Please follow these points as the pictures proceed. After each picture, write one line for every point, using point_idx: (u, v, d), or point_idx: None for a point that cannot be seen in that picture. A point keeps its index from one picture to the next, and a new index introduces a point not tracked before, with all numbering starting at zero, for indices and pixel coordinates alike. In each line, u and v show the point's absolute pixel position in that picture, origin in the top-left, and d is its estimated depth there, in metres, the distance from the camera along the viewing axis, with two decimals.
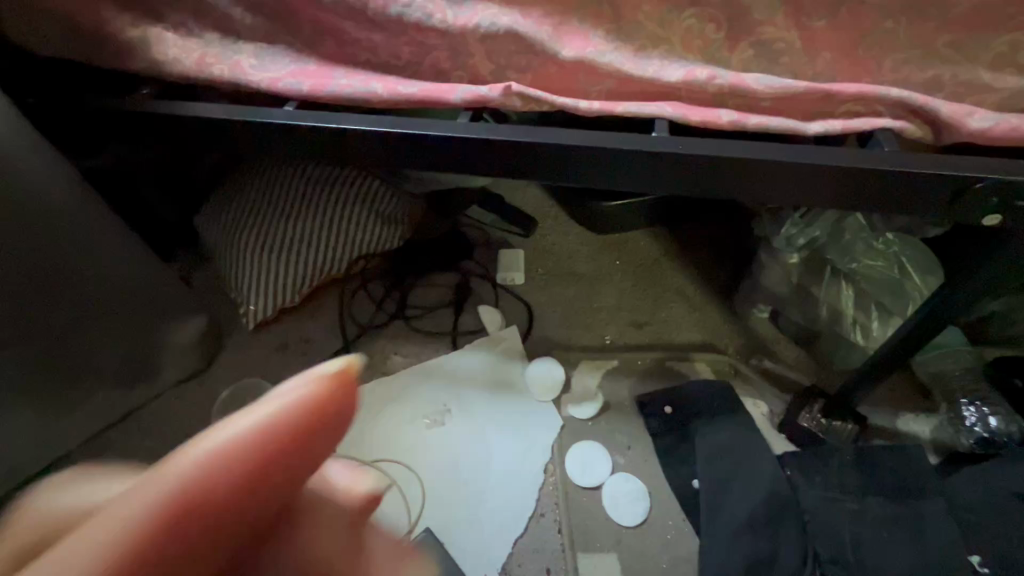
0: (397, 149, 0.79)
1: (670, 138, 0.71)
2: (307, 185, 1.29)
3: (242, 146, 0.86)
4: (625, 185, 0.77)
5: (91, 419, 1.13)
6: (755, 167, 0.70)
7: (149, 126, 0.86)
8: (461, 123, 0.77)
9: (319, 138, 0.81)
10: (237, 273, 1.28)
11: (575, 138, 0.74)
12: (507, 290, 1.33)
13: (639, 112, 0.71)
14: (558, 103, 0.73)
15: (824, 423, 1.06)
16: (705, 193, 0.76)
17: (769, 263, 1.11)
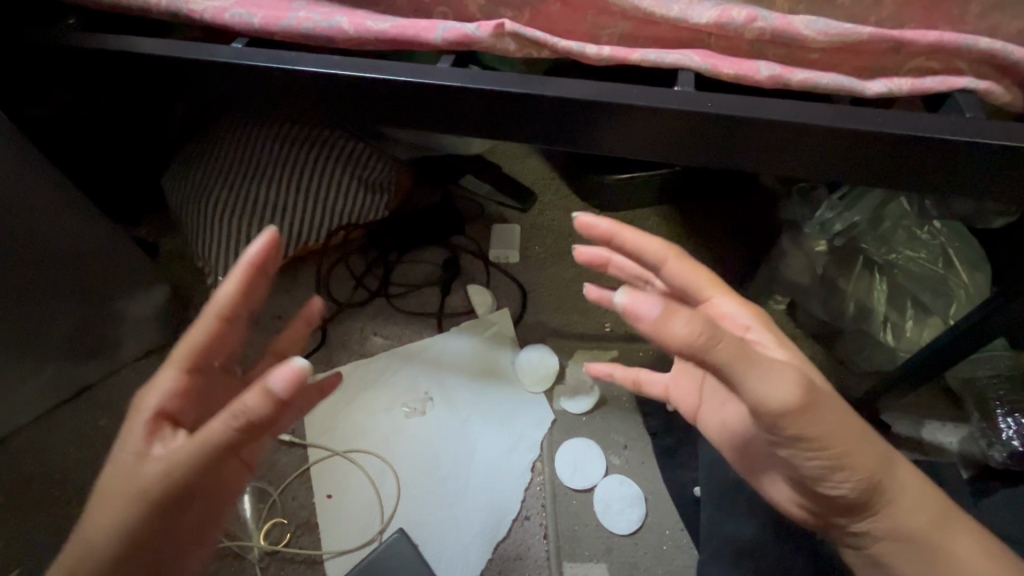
0: (368, 99, 0.67)
1: (697, 95, 0.58)
2: (280, 144, 1.17)
3: (185, 94, 0.74)
4: (639, 152, 0.64)
5: (39, 395, 1.04)
6: (798, 135, 0.58)
7: (76, 65, 0.73)
8: (443, 68, 0.63)
9: (274, 86, 0.68)
10: (204, 239, 1.16)
11: (581, 91, 0.61)
12: (500, 269, 1.22)
13: (660, 61, 0.57)
14: (559, 46, 0.59)
15: None
16: (733, 163, 0.63)
17: (791, 251, 1.00)
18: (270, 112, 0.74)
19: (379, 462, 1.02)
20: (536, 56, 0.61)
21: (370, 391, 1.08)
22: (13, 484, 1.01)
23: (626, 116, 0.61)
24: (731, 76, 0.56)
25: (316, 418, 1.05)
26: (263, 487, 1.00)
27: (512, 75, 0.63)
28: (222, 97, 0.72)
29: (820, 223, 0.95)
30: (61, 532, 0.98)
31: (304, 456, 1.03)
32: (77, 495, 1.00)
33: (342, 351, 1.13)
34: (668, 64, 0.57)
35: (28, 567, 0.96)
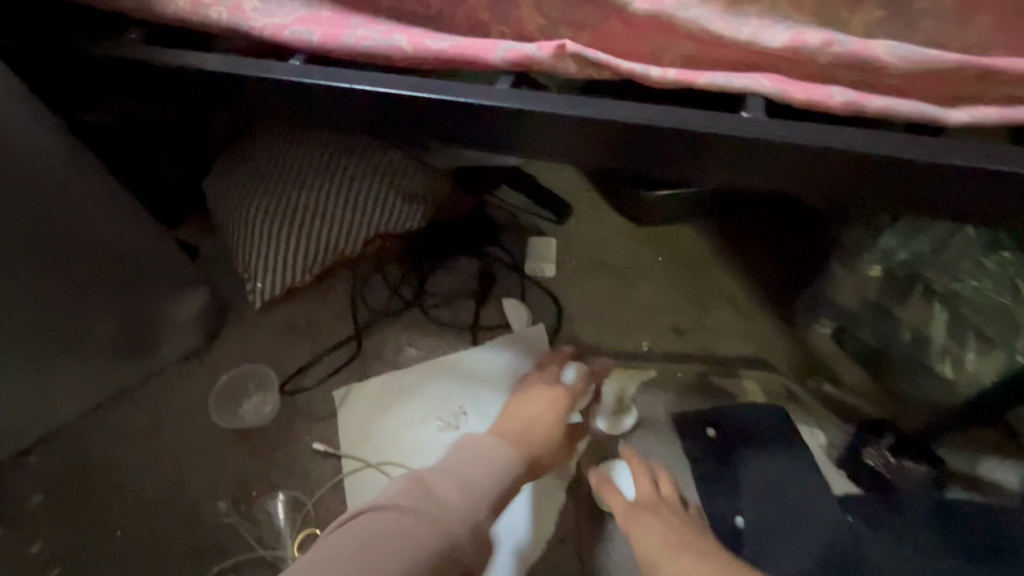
0: (424, 117, 0.66)
1: (768, 121, 0.57)
2: (319, 153, 1.17)
3: (238, 107, 0.74)
4: (700, 179, 0.63)
5: (82, 396, 1.06)
6: (868, 168, 0.57)
7: (134, 76, 0.74)
8: (501, 88, 0.64)
9: (329, 102, 0.69)
10: (244, 247, 1.17)
11: (645, 115, 0.60)
12: (535, 283, 1.20)
13: (727, 85, 0.55)
14: (623, 68, 0.58)
15: (892, 461, 0.94)
16: (799, 191, 0.61)
17: (842, 275, 0.95)
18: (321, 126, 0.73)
19: (413, 476, 1.02)
20: (596, 77, 0.59)
21: (403, 402, 1.08)
22: (55, 482, 1.03)
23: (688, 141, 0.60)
24: (801, 102, 0.54)
25: (351, 429, 1.06)
26: (298, 496, 1.01)
27: (571, 98, 0.62)
28: (276, 111, 0.72)
29: (882, 250, 0.89)
30: (100, 532, 0.99)
31: (338, 466, 1.03)
32: (115, 497, 1.02)
33: (376, 361, 1.13)
34: (735, 89, 0.55)
35: (67, 566, 0.97)
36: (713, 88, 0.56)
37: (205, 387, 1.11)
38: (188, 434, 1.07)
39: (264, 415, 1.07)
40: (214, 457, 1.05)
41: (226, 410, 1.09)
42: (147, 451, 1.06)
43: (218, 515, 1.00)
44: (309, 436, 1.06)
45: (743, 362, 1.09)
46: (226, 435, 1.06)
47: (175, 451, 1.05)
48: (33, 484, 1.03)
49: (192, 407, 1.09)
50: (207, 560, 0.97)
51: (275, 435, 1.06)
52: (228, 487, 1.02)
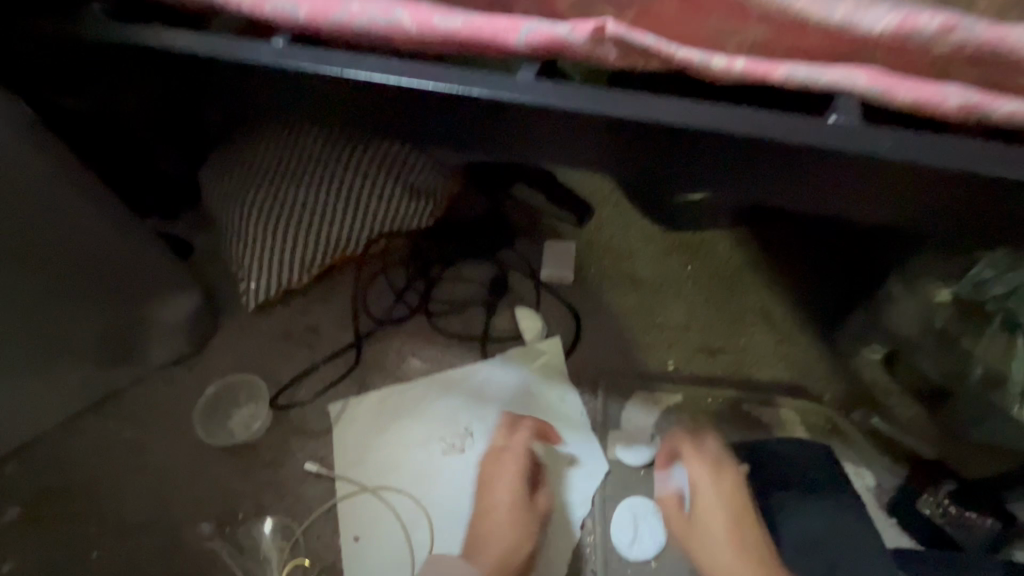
0: (433, 113, 0.57)
1: (862, 126, 0.49)
2: (318, 145, 1.07)
3: (213, 94, 0.64)
4: (740, 187, 0.56)
5: (62, 401, 0.99)
6: (936, 180, 0.50)
7: (98, 56, 0.64)
8: (524, 80, 0.53)
9: (316, 92, 0.58)
10: (238, 246, 1.08)
11: (706, 117, 0.51)
12: (552, 292, 1.10)
13: (810, 80, 0.49)
14: (677, 56, 0.49)
15: (953, 513, 0.82)
16: (850, 202, 0.54)
17: (901, 298, 0.84)
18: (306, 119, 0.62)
19: (413, 504, 0.93)
20: (640, 66, 0.51)
21: (405, 420, 0.99)
22: (32, 495, 0.97)
23: (738, 146, 0.52)
24: (905, 103, 0.48)
25: (348, 448, 0.98)
26: (288, 522, 0.93)
27: (600, 90, 0.53)
28: (256, 101, 0.62)
29: (975, 281, 0.73)
30: (78, 552, 0.93)
31: (332, 488, 0.95)
32: (95, 514, 0.95)
33: (377, 373, 1.04)
34: (821, 85, 0.49)
35: None
36: (795, 84, 0.49)
37: (194, 396, 1.03)
38: (174, 447, 0.99)
39: (255, 431, 0.99)
40: (201, 475, 0.97)
41: (215, 423, 1.01)
42: (130, 465, 0.98)
43: (203, 539, 0.93)
44: (302, 454, 0.98)
45: (781, 389, 0.99)
46: (214, 449, 0.99)
47: (160, 466, 0.98)
48: (9, 497, 0.97)
49: (178, 418, 1.02)
50: None
51: (266, 452, 0.98)
52: (214, 506, 0.95)
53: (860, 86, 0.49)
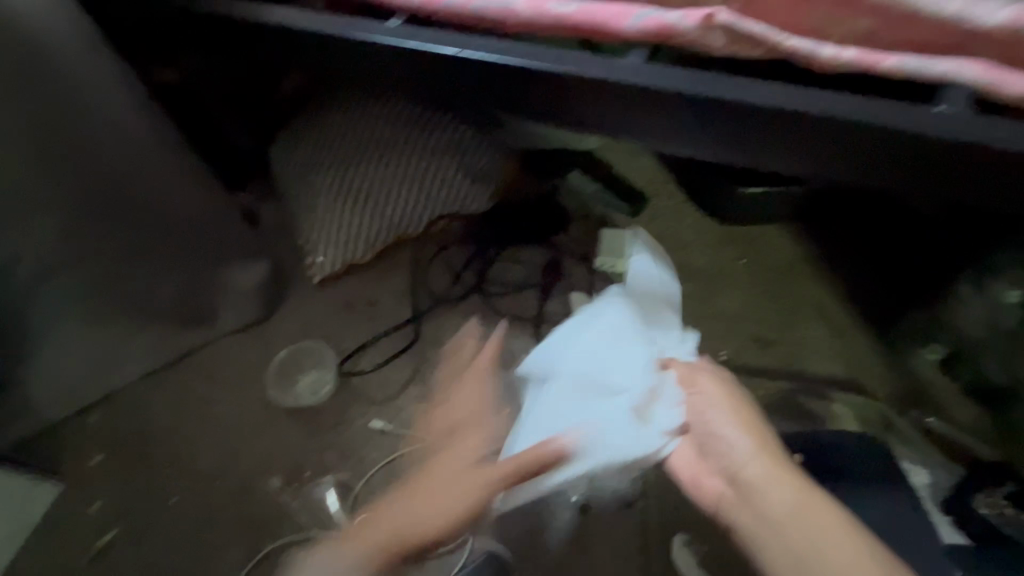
0: (546, 88, 0.66)
1: (963, 114, 0.55)
2: (390, 124, 1.12)
3: (327, 66, 0.76)
4: (807, 166, 0.63)
5: (144, 357, 1.06)
6: (1013, 166, 0.55)
7: (229, 30, 0.77)
8: (631, 62, 0.63)
9: (436, 68, 0.70)
10: (308, 219, 1.13)
11: (800, 99, 0.58)
12: (606, 279, 1.12)
13: (920, 70, 0.55)
14: (785, 45, 0.57)
15: (1010, 514, 0.79)
16: (919, 183, 0.60)
17: (969, 297, 0.85)
18: (424, 92, 0.74)
19: None
20: (744, 54, 0.59)
21: None
22: (115, 442, 1.04)
23: (811, 127, 0.59)
24: (1014, 96, 0.54)
25: (409, 416, 1.02)
26: (349, 481, 0.98)
27: (692, 72, 0.61)
28: (381, 74, 0.74)
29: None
30: (157, 497, 0.99)
31: (392, 448, 1.00)
32: (173, 463, 1.02)
33: (434, 348, 1.09)
34: (931, 75, 0.55)
35: (125, 528, 0.97)
36: (903, 73, 0.55)
37: (263, 359, 1.09)
38: (244, 405, 1.06)
39: (321, 395, 1.05)
40: (270, 433, 1.03)
41: (284, 386, 1.07)
42: (204, 420, 1.05)
43: (272, 492, 0.98)
44: (363, 418, 1.03)
45: (835, 384, 1.00)
46: (281, 410, 1.04)
47: (232, 423, 1.04)
48: (94, 442, 1.04)
49: (249, 379, 1.08)
50: (259, 538, 0.95)
51: (331, 415, 1.03)
52: (280, 462, 1.00)
53: (971, 77, 0.54)
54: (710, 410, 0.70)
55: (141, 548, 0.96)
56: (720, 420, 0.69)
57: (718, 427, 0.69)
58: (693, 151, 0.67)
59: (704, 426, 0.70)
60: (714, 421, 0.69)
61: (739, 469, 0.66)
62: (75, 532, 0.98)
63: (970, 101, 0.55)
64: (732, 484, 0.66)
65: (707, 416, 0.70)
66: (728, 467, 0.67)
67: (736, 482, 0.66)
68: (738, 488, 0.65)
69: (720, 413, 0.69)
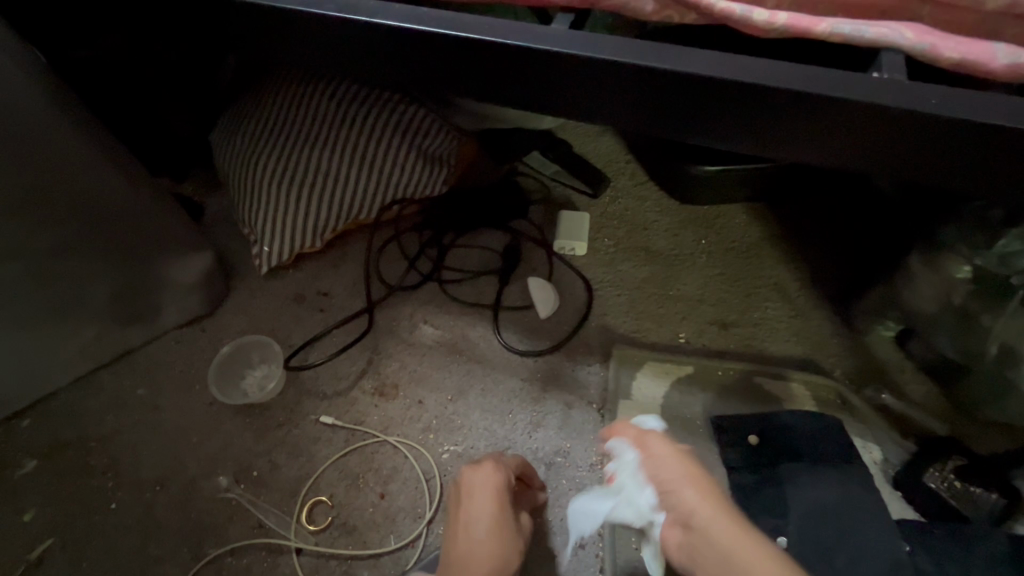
0: (474, 60, 0.63)
1: (900, 78, 0.53)
2: (334, 105, 1.07)
3: (256, 40, 0.71)
4: (750, 137, 0.61)
5: (79, 357, 1.00)
6: (957, 134, 0.53)
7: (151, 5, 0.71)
8: (561, 29, 0.60)
9: (359, 38, 0.66)
10: (252, 207, 1.07)
11: (736, 68, 0.56)
12: (565, 262, 1.09)
13: (855, 35, 0.53)
14: (717, 8, 0.54)
15: (958, 487, 0.83)
16: (864, 152, 0.58)
17: (922, 274, 0.85)
18: (358, 68, 0.70)
19: (421, 468, 0.94)
20: (676, 20, 0.57)
21: (416, 386, 1.00)
22: (51, 448, 0.99)
23: (750, 97, 0.56)
24: (952, 61, 0.52)
25: (362, 410, 0.99)
26: (300, 478, 0.95)
27: (628, 41, 0.58)
28: (312, 47, 0.69)
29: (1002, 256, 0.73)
30: (97, 504, 0.94)
31: (344, 442, 0.97)
32: (113, 468, 0.97)
33: (389, 337, 1.05)
34: (868, 39, 0.53)
35: (62, 538, 0.92)
36: (839, 38, 0.54)
37: (208, 356, 1.04)
38: (189, 404, 1.01)
39: (268, 390, 1.00)
40: (215, 432, 0.98)
41: (228, 383, 1.02)
42: (146, 421, 1.00)
43: (219, 492, 0.94)
44: (315, 414, 0.99)
45: (793, 364, 0.99)
46: (228, 409, 1.00)
47: (177, 423, 0.99)
48: (28, 449, 0.98)
49: (193, 377, 1.03)
50: (204, 542, 0.91)
51: (280, 411, 0.99)
52: (228, 461, 0.96)
53: (906, 41, 0.53)
54: (670, 474, 0.65)
55: (79, 558, 0.91)
56: (678, 483, 0.63)
57: (680, 489, 0.63)
58: (636, 125, 0.64)
59: (665, 492, 0.64)
60: (682, 484, 0.63)
61: (692, 519, 0.60)
62: (9, 544, 0.92)
63: (907, 67, 0.54)
64: (686, 530, 0.61)
65: (671, 480, 0.64)
66: (682, 517, 0.61)
67: (690, 528, 0.60)
68: (691, 534, 0.60)
69: (679, 479, 0.64)
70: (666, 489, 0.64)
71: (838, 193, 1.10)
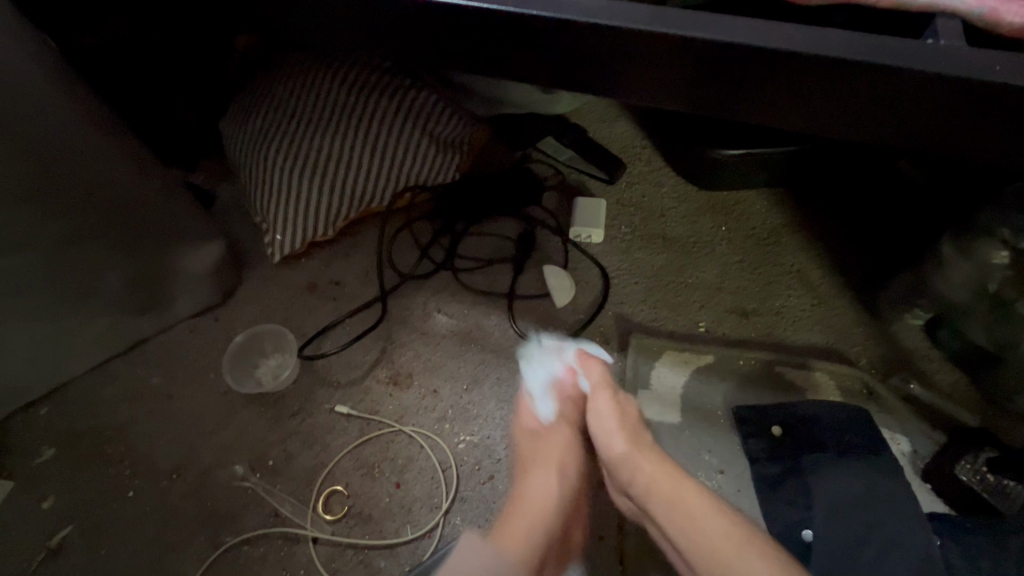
0: (495, 35, 0.61)
1: (959, 45, 0.51)
2: (345, 88, 1.05)
3: (270, 21, 0.69)
4: (787, 113, 0.58)
5: (94, 346, 0.99)
6: (1010, 108, 0.51)
7: None
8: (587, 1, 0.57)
9: (376, 17, 0.63)
10: (263, 194, 1.06)
11: (772, 39, 0.53)
12: (581, 249, 1.07)
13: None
14: None
15: (991, 480, 0.81)
16: (912, 126, 0.55)
17: (956, 261, 0.83)
18: (374, 45, 0.67)
19: (437, 457, 0.93)
20: None
21: (429, 375, 0.99)
22: (67, 436, 0.99)
23: (787, 69, 0.54)
24: (1016, 26, 0.51)
25: (376, 399, 0.98)
26: (314, 468, 0.94)
27: (658, 10, 0.55)
28: (327, 27, 0.67)
29: None
30: (114, 493, 0.95)
31: (359, 431, 0.96)
32: (130, 456, 0.97)
33: (403, 326, 1.03)
34: (924, 4, 0.52)
35: (80, 526, 0.93)
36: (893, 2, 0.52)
37: (221, 345, 1.04)
38: (203, 394, 1.00)
39: (283, 379, 1.00)
40: (230, 421, 0.98)
41: (243, 372, 1.02)
42: (161, 410, 1.00)
43: (236, 480, 0.94)
44: (328, 403, 0.99)
45: (817, 353, 0.96)
46: (243, 399, 0.99)
47: (192, 412, 0.99)
48: (46, 438, 0.99)
49: (207, 365, 1.02)
50: (221, 531, 0.91)
51: (294, 401, 0.99)
52: (244, 451, 0.96)
53: (966, 5, 0.51)
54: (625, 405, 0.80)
55: (97, 546, 0.91)
56: (631, 423, 0.77)
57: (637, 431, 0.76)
58: (664, 103, 0.62)
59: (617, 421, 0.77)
60: (638, 428, 0.77)
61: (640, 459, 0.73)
62: (29, 531, 0.93)
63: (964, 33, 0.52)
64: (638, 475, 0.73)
65: (625, 418, 0.78)
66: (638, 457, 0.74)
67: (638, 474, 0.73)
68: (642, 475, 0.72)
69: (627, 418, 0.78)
70: (630, 426, 0.77)
71: (859, 178, 1.06)
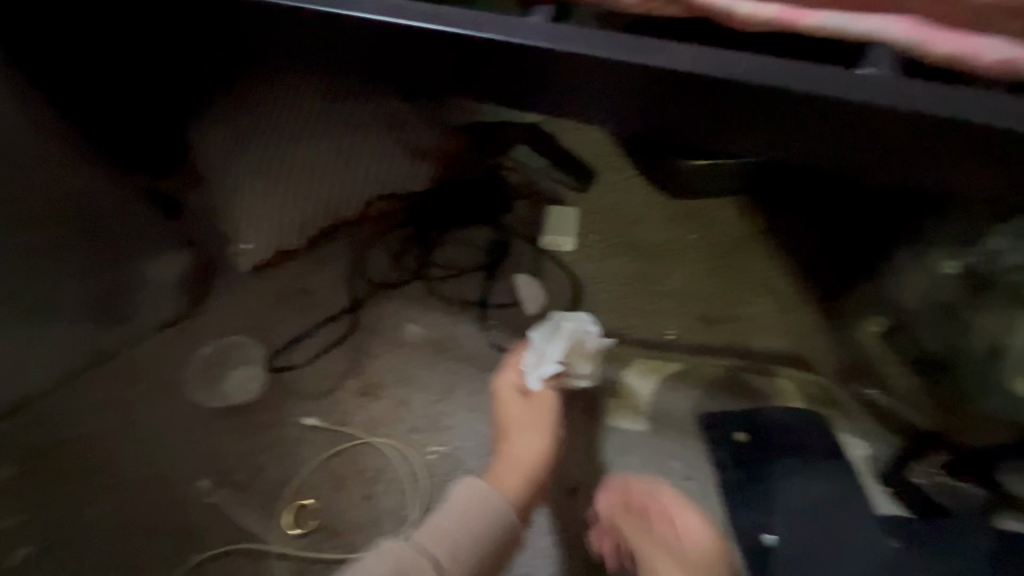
0: (452, 55, 0.61)
1: (886, 74, 0.54)
2: (312, 100, 1.03)
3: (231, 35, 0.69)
4: (729, 136, 0.60)
5: (54, 360, 0.97)
6: (939, 129, 0.52)
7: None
8: (538, 25, 0.59)
9: (336, 33, 0.64)
10: (230, 204, 1.05)
11: (711, 65, 0.55)
12: (553, 259, 1.08)
13: (843, 28, 0.54)
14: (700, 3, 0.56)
15: (943, 481, 0.87)
16: (848, 145, 0.56)
17: (910, 267, 0.87)
18: (333, 60, 0.67)
19: (407, 468, 0.93)
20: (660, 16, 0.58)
21: (402, 386, 0.99)
22: (25, 453, 0.96)
23: (725, 94, 0.56)
24: (942, 56, 0.53)
25: (347, 411, 0.97)
26: (282, 481, 0.93)
27: (609, 35, 0.57)
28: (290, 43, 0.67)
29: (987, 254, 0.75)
30: (74, 512, 0.92)
31: (329, 443, 0.95)
32: (92, 472, 0.95)
33: (374, 337, 1.03)
34: (855, 34, 0.54)
35: (39, 545, 0.90)
36: (828, 31, 0.55)
37: (187, 357, 1.02)
38: (168, 407, 0.98)
39: (251, 391, 0.99)
40: (196, 434, 0.96)
41: (210, 384, 1.00)
42: (124, 424, 0.98)
43: (201, 496, 0.93)
44: (298, 415, 0.98)
45: (782, 360, 0.98)
46: (210, 412, 0.98)
47: (157, 426, 0.97)
48: (3, 455, 0.96)
49: (173, 378, 1.00)
50: (186, 547, 0.90)
51: (263, 413, 0.98)
52: (211, 464, 0.95)
53: (895, 35, 0.53)
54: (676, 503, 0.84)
55: (57, 565, 0.89)
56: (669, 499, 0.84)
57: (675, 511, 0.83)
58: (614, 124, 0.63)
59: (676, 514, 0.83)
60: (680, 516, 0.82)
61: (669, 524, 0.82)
62: None
63: (895, 61, 0.55)
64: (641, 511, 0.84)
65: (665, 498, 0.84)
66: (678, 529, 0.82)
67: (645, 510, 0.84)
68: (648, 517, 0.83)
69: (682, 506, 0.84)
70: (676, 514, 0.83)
71: None
